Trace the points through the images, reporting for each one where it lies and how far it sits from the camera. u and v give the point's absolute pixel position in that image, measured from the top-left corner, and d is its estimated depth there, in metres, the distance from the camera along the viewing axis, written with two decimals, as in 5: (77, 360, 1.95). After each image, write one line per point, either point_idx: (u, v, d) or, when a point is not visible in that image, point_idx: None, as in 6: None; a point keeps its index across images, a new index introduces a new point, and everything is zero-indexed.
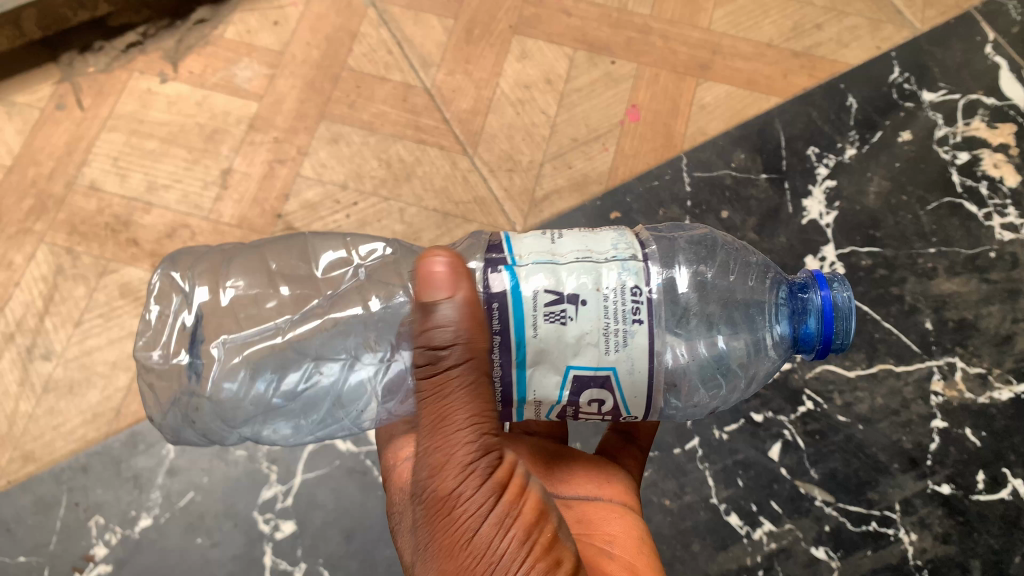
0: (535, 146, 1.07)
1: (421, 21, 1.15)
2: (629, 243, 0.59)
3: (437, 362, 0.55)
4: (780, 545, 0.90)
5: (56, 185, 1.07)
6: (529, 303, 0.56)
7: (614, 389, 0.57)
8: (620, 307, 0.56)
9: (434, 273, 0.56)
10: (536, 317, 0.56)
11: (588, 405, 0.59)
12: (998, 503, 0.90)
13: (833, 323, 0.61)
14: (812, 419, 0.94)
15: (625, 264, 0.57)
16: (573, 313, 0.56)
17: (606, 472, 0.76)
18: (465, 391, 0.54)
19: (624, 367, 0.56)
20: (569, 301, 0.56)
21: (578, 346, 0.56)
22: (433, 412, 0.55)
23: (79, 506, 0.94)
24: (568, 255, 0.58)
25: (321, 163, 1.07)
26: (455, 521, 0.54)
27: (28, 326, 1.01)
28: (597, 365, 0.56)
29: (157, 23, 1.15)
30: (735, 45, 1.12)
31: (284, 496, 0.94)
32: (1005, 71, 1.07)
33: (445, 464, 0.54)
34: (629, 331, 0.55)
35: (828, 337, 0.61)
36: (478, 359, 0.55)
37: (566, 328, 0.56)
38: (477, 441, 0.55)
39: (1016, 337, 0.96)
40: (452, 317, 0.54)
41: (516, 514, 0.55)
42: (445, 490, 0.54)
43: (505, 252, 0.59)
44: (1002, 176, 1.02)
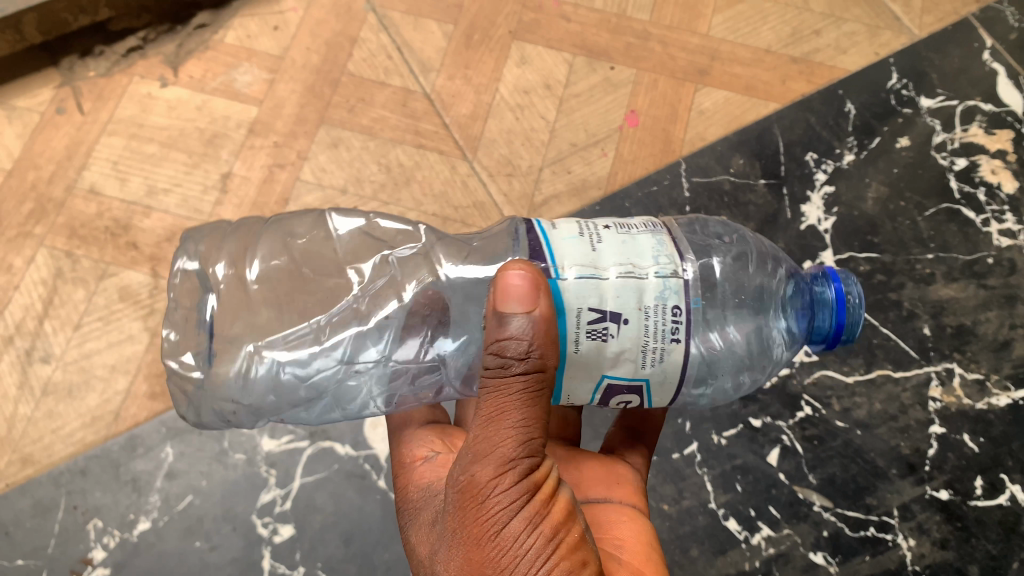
0: (534, 151, 1.07)
1: (420, 27, 1.15)
2: (670, 255, 0.59)
3: (505, 366, 0.55)
4: (778, 550, 0.90)
5: (56, 189, 1.07)
6: (572, 320, 0.57)
7: (645, 395, 0.60)
8: (660, 326, 0.57)
9: (513, 285, 0.55)
10: (578, 334, 0.57)
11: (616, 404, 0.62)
12: (996, 509, 0.91)
13: (843, 315, 0.63)
14: (810, 424, 0.94)
15: (667, 282, 0.57)
16: (614, 331, 0.57)
17: (614, 475, 0.77)
18: (522, 396, 0.55)
19: (656, 380, 0.58)
20: (612, 319, 0.57)
21: (616, 362, 0.58)
22: (488, 406, 0.56)
23: (78, 509, 0.94)
24: (611, 269, 0.57)
25: (321, 167, 1.07)
26: (486, 512, 0.55)
27: (28, 330, 1.01)
28: (633, 377, 0.58)
29: (157, 28, 1.16)
30: (734, 50, 1.12)
31: (283, 499, 0.94)
32: (1003, 78, 1.08)
33: (487, 455, 0.55)
34: (666, 349, 0.57)
35: (840, 326, 0.63)
36: (547, 373, 0.55)
37: (607, 345, 0.57)
38: (525, 443, 0.56)
39: (1014, 343, 0.96)
40: (529, 330, 0.54)
41: (546, 514, 0.56)
42: (481, 480, 0.55)
43: (550, 262, 0.58)
44: (1000, 182, 1.02)
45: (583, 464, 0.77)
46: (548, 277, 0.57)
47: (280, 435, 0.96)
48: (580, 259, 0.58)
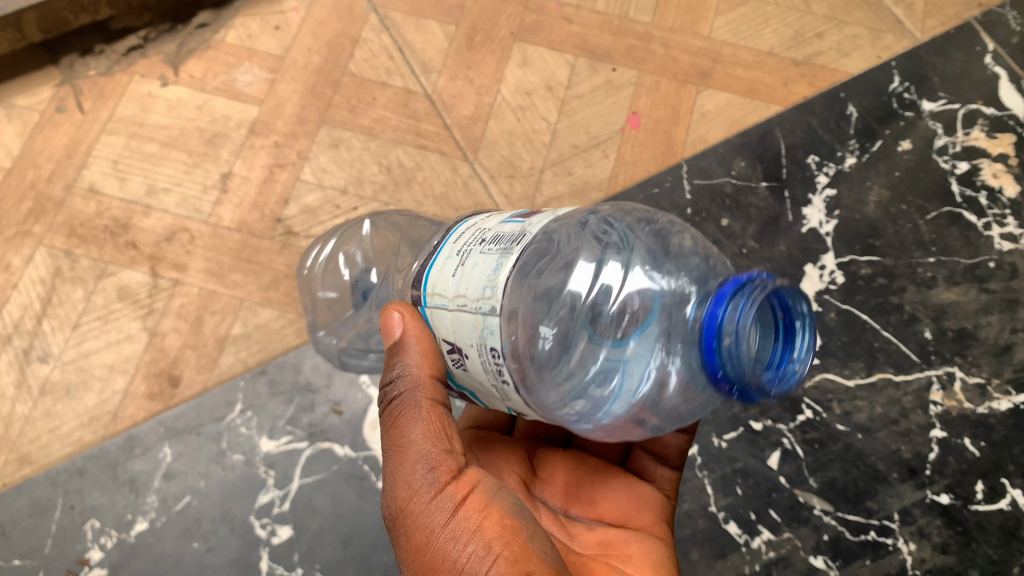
0: (535, 153, 1.07)
1: (422, 27, 1.15)
2: (495, 282, 0.50)
3: (391, 397, 0.60)
4: (779, 554, 0.90)
5: (55, 188, 1.07)
6: (438, 348, 0.57)
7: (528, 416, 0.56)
8: (488, 366, 0.52)
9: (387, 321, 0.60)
10: (448, 361, 0.58)
11: None
12: (997, 514, 0.90)
13: (713, 349, 0.47)
14: (812, 427, 0.94)
15: (486, 319, 0.50)
16: (466, 363, 0.55)
17: (638, 500, 0.75)
18: (413, 414, 0.59)
19: (518, 409, 0.54)
20: (461, 352, 0.55)
21: (484, 390, 0.55)
22: (391, 437, 0.60)
23: (75, 510, 0.93)
24: (454, 298, 0.53)
25: (321, 168, 1.07)
26: (413, 540, 0.56)
27: (26, 329, 1.01)
28: (502, 405, 0.56)
29: (158, 27, 1.15)
30: (736, 53, 1.12)
31: (281, 501, 0.94)
32: (1005, 81, 1.08)
33: (397, 486, 0.58)
34: (505, 388, 0.52)
35: (710, 369, 0.48)
36: (425, 384, 0.59)
37: (468, 374, 0.56)
38: (427, 460, 0.57)
39: (1015, 347, 0.96)
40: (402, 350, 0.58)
41: (477, 529, 0.55)
42: (401, 511, 0.57)
43: (420, 287, 0.57)
44: (1002, 186, 1.02)
45: (610, 480, 0.75)
46: (416, 304, 0.58)
47: (279, 436, 0.96)
48: (437, 285, 0.55)
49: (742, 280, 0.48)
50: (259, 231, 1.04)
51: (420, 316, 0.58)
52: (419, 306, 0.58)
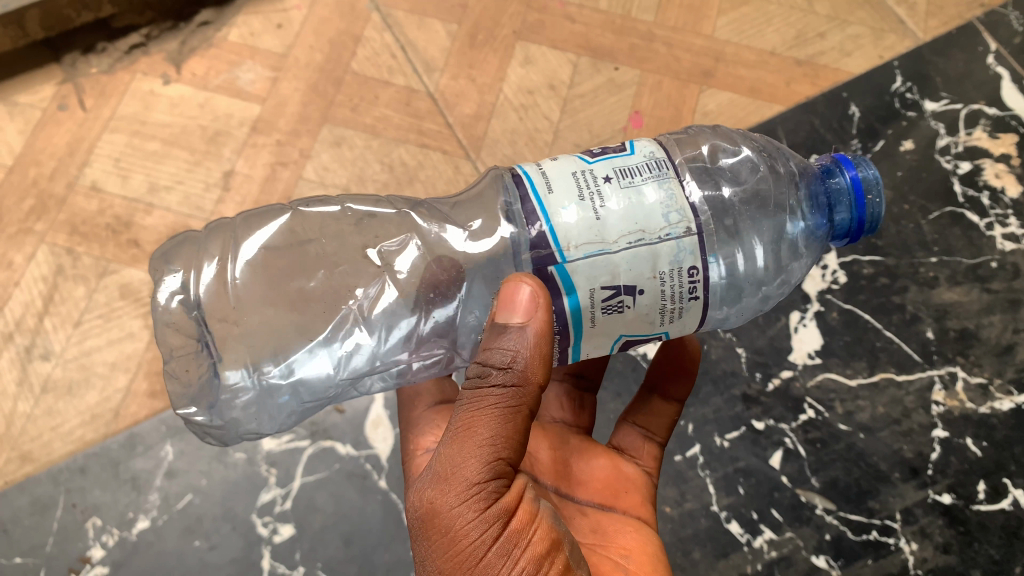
0: (537, 152, 1.07)
1: (425, 26, 1.15)
2: (681, 211, 0.55)
3: (484, 380, 0.55)
4: (780, 554, 0.90)
5: (57, 186, 1.07)
6: (584, 302, 0.56)
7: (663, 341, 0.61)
8: (676, 289, 0.56)
9: (519, 298, 0.54)
10: (594, 312, 0.56)
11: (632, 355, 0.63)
12: (999, 514, 0.90)
13: (864, 199, 0.62)
14: (813, 427, 0.94)
15: (681, 243, 0.55)
16: (630, 302, 0.56)
17: (623, 479, 0.75)
18: (502, 411, 0.55)
19: (674, 330, 0.59)
20: (627, 292, 0.55)
21: (634, 326, 0.57)
22: (460, 421, 0.55)
23: (77, 508, 0.93)
24: (619, 239, 0.55)
25: (323, 166, 1.07)
26: (455, 540, 0.54)
27: (28, 326, 1.01)
28: (649, 335, 0.58)
29: (160, 25, 1.15)
30: (739, 52, 1.12)
31: (283, 499, 0.94)
32: (1006, 82, 1.07)
33: (453, 478, 0.54)
34: (685, 308, 0.57)
35: (860, 217, 0.62)
36: (525, 388, 0.55)
37: (624, 315, 0.56)
38: (496, 464, 0.55)
39: (1017, 347, 0.96)
40: (523, 344, 0.54)
41: (525, 547, 0.55)
42: (449, 508, 0.54)
43: (553, 246, 0.55)
44: (1004, 186, 1.02)
45: (594, 457, 0.76)
46: (553, 265, 0.55)
47: (280, 435, 0.95)
48: (583, 235, 0.55)
49: (849, 155, 0.65)
50: None
51: (559, 274, 0.55)
52: (554, 266, 0.55)
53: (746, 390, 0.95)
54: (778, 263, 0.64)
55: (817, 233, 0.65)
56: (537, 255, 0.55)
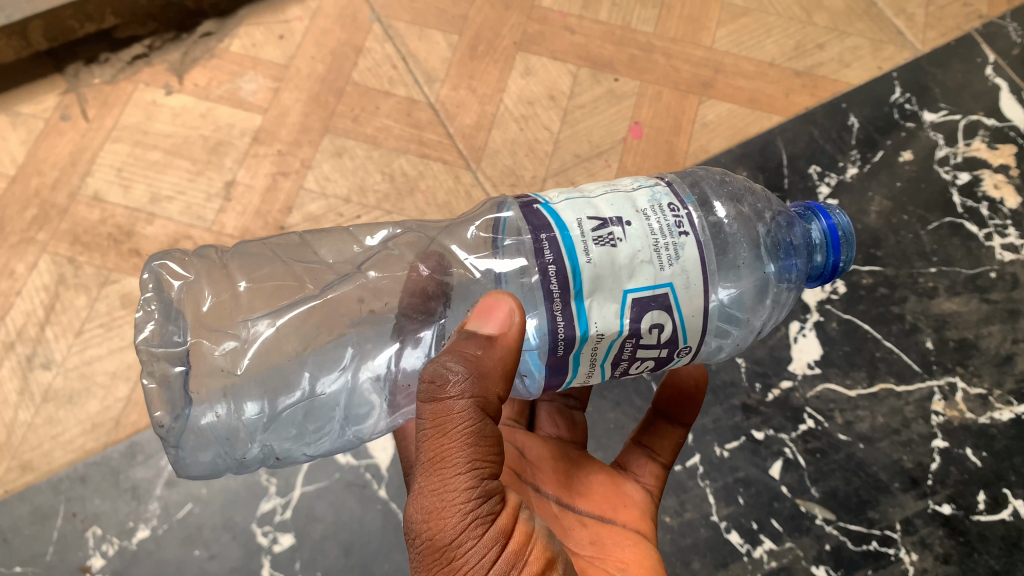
0: (537, 162, 1.07)
1: (425, 37, 1.15)
2: (647, 177, 0.61)
3: (443, 402, 0.54)
4: (780, 564, 0.90)
5: (59, 196, 1.07)
6: (576, 233, 0.55)
7: (673, 311, 0.55)
8: (663, 224, 0.56)
9: (497, 310, 0.55)
10: (586, 245, 0.55)
11: (648, 334, 0.56)
12: (999, 524, 0.90)
13: (840, 249, 0.63)
14: (813, 437, 0.94)
15: (654, 189, 0.59)
16: (621, 234, 0.55)
17: (622, 495, 0.75)
18: (469, 431, 0.54)
19: (680, 283, 0.55)
20: (615, 224, 0.56)
21: (631, 268, 0.55)
22: (430, 452, 0.54)
23: (77, 517, 0.93)
24: (597, 192, 0.59)
25: (324, 176, 1.07)
26: (454, 572, 0.54)
27: (29, 336, 1.01)
28: (652, 286, 0.55)
29: (163, 36, 1.16)
30: (738, 63, 1.13)
31: (283, 508, 0.93)
32: (1005, 93, 1.08)
33: (443, 511, 0.53)
34: (679, 244, 0.55)
35: (835, 263, 0.63)
36: (484, 400, 0.54)
37: (618, 249, 0.55)
38: (478, 485, 0.54)
39: (1016, 358, 0.96)
40: (492, 356, 0.55)
41: (524, 563, 0.55)
42: (445, 542, 0.53)
43: (536, 196, 0.59)
44: (1002, 197, 1.02)
45: (594, 472, 0.76)
46: (537, 203, 0.58)
47: None
48: (562, 194, 0.59)
49: (823, 203, 0.66)
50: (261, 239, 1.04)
51: (544, 211, 0.57)
52: (538, 205, 0.58)
53: (746, 400, 0.95)
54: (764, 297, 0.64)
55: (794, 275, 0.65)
56: (518, 203, 0.59)
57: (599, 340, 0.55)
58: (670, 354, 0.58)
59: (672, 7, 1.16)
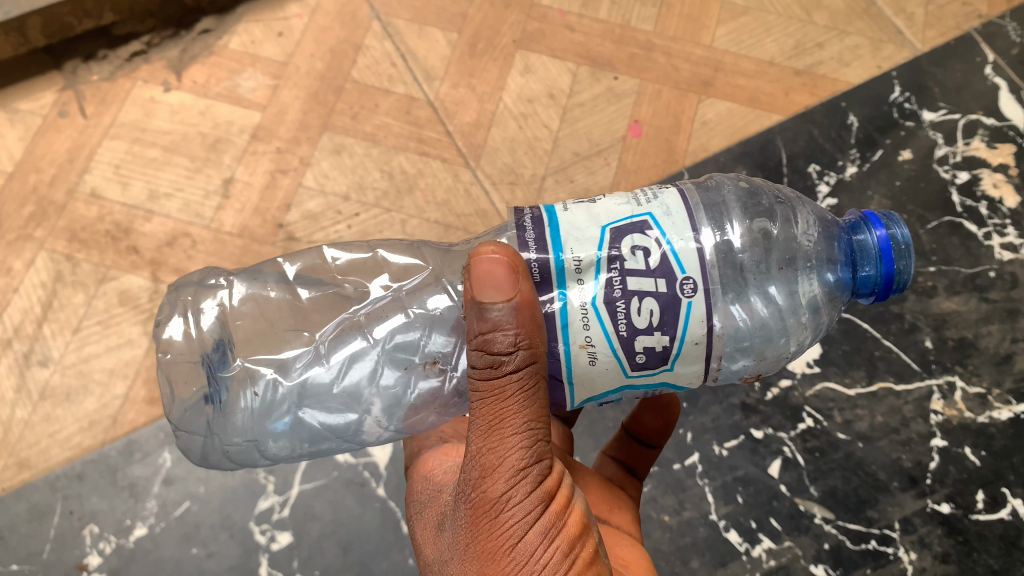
0: (537, 160, 1.07)
1: (425, 34, 1.15)
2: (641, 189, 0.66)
3: (499, 365, 0.54)
4: (780, 563, 0.90)
5: (57, 193, 1.07)
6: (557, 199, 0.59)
7: (656, 234, 0.54)
8: (642, 184, 0.59)
9: (489, 273, 0.53)
10: (565, 200, 0.58)
11: (634, 257, 0.54)
12: (998, 523, 0.90)
13: (893, 259, 0.60)
14: (812, 436, 0.94)
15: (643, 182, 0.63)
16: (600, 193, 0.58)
17: (616, 500, 0.78)
18: (523, 395, 0.54)
19: (661, 213, 0.55)
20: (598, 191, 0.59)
21: (609, 206, 0.56)
22: (489, 413, 0.55)
23: (74, 515, 0.93)
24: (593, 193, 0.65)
25: (323, 174, 1.07)
26: (501, 527, 0.54)
27: (27, 333, 1.01)
28: (628, 216, 0.55)
29: (161, 33, 1.16)
30: (738, 62, 1.12)
31: (281, 507, 0.93)
32: (1005, 92, 1.08)
33: (499, 468, 0.54)
34: (657, 191, 0.57)
35: (888, 275, 0.60)
36: (540, 364, 0.54)
37: (595, 200, 0.57)
38: (532, 447, 0.55)
39: (1016, 358, 0.96)
40: (509, 321, 0.53)
41: (562, 527, 0.56)
42: (492, 499, 0.54)
43: None
44: (1002, 197, 1.02)
45: (588, 478, 0.78)
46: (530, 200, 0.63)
47: None
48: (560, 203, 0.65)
49: (877, 211, 0.62)
50: (260, 236, 1.04)
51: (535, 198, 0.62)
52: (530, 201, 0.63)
53: (745, 399, 0.95)
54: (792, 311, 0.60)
55: (842, 289, 0.62)
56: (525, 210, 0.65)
57: (577, 266, 0.54)
58: (673, 292, 0.53)
59: (672, 6, 1.16)
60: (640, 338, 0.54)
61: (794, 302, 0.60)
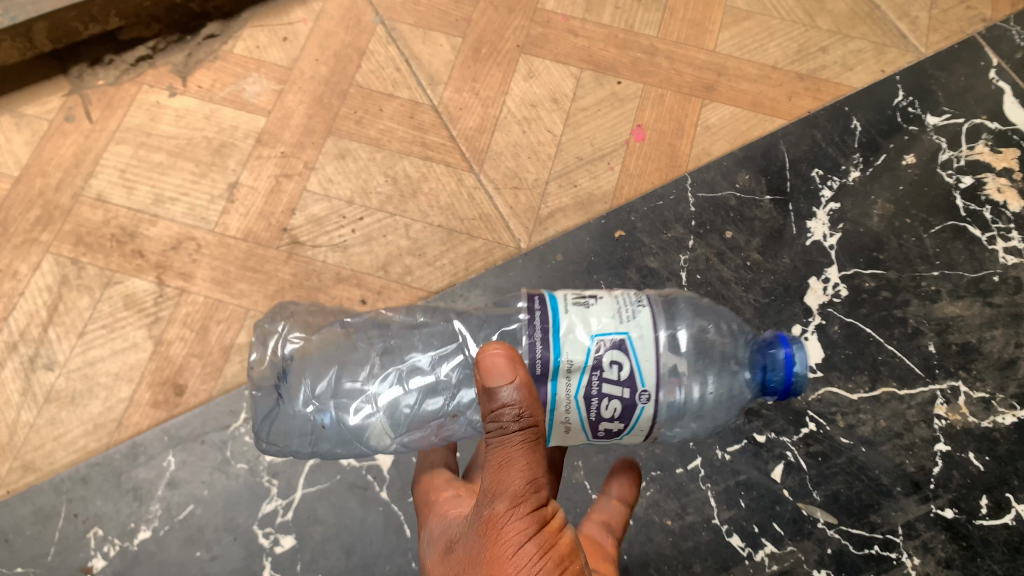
0: (539, 164, 1.08)
1: (429, 40, 1.16)
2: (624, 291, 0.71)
3: (504, 416, 0.55)
4: (782, 568, 0.90)
5: (63, 197, 1.08)
6: (559, 297, 0.62)
7: (631, 353, 0.59)
8: (627, 295, 0.63)
9: (494, 360, 0.56)
10: (567, 300, 0.62)
11: (610, 369, 0.59)
12: (1002, 529, 0.90)
13: (794, 372, 0.63)
14: (814, 441, 0.94)
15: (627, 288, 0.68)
16: (596, 299, 0.62)
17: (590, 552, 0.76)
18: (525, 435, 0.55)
19: (637, 333, 0.60)
20: (593, 295, 0.63)
21: (599, 318, 0.60)
22: (494, 450, 0.55)
23: (79, 518, 0.93)
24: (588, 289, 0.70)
25: (328, 178, 1.08)
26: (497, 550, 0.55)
27: (32, 336, 1.01)
28: (612, 332, 0.60)
29: (167, 38, 1.17)
30: (741, 67, 1.13)
31: (284, 510, 0.93)
32: (1008, 97, 1.08)
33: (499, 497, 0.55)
34: (636, 310, 0.62)
35: (788, 384, 0.63)
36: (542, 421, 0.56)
37: (591, 308, 0.61)
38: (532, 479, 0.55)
39: (1019, 362, 0.96)
40: (516, 397, 0.55)
41: (554, 549, 0.56)
42: (497, 513, 0.55)
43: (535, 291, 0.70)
44: (1006, 201, 1.02)
45: None
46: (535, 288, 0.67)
47: None
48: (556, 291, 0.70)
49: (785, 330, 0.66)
50: (264, 240, 1.04)
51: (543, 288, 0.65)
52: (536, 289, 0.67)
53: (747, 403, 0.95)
54: (719, 403, 0.69)
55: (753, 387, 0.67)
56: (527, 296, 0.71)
57: (568, 369, 0.59)
58: (633, 398, 0.59)
59: (675, 10, 1.16)
60: (603, 425, 0.60)
61: (723, 392, 0.68)
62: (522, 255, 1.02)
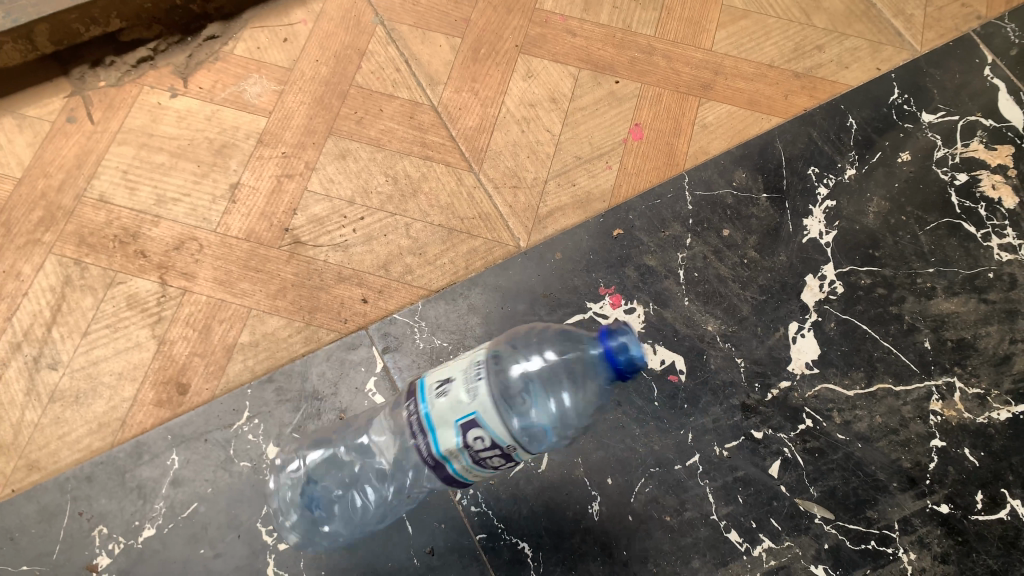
0: (538, 164, 1.08)
1: (428, 40, 1.16)
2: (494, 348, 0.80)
3: None
4: (780, 563, 0.91)
5: (65, 198, 1.08)
6: (428, 389, 0.71)
7: (484, 426, 0.67)
8: (469, 371, 0.70)
9: None
10: (432, 395, 0.70)
11: (477, 443, 0.68)
12: (997, 523, 0.91)
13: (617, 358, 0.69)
14: (811, 437, 0.95)
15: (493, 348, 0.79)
16: (449, 387, 0.70)
17: None
18: None
19: (482, 408, 0.67)
20: (447, 379, 0.71)
21: (457, 407, 0.68)
22: None
23: (83, 516, 0.94)
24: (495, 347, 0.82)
25: (329, 178, 1.08)
26: None
27: (36, 336, 1.02)
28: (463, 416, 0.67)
29: (168, 39, 1.17)
30: (738, 66, 1.14)
31: (287, 508, 0.94)
32: (1003, 94, 1.09)
33: None
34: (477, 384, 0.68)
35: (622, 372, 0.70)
36: None
37: (450, 395, 0.69)
38: None
39: (1014, 358, 0.97)
40: None
41: None
42: None
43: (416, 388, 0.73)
44: (1001, 198, 1.03)
45: None
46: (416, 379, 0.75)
47: (285, 444, 0.96)
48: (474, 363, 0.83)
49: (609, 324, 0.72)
50: (266, 240, 1.05)
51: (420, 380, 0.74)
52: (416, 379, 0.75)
53: (745, 400, 0.96)
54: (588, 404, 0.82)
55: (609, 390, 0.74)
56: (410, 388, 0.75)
57: (453, 456, 0.69)
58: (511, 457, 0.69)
59: (673, 10, 1.17)
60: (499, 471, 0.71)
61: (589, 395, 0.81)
62: (522, 254, 1.03)
